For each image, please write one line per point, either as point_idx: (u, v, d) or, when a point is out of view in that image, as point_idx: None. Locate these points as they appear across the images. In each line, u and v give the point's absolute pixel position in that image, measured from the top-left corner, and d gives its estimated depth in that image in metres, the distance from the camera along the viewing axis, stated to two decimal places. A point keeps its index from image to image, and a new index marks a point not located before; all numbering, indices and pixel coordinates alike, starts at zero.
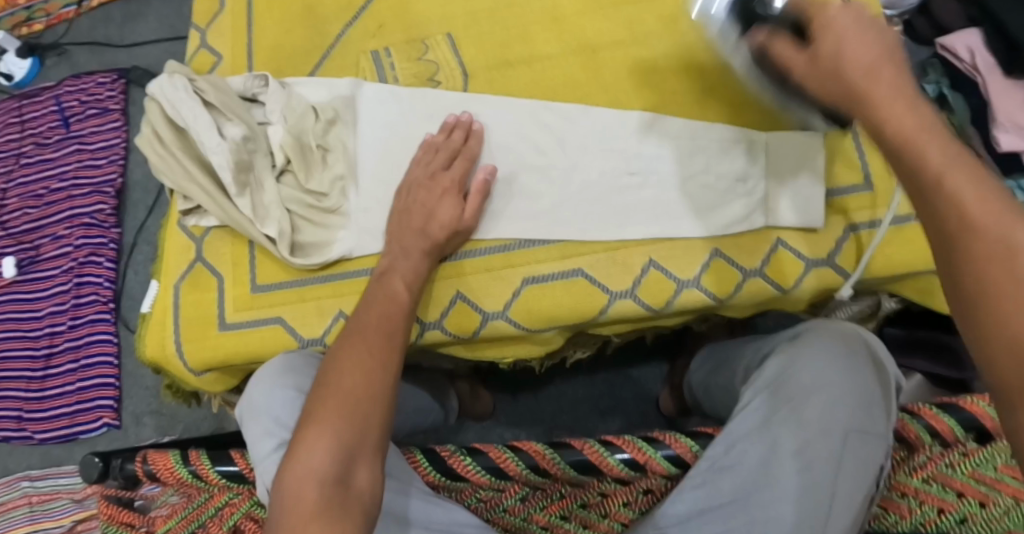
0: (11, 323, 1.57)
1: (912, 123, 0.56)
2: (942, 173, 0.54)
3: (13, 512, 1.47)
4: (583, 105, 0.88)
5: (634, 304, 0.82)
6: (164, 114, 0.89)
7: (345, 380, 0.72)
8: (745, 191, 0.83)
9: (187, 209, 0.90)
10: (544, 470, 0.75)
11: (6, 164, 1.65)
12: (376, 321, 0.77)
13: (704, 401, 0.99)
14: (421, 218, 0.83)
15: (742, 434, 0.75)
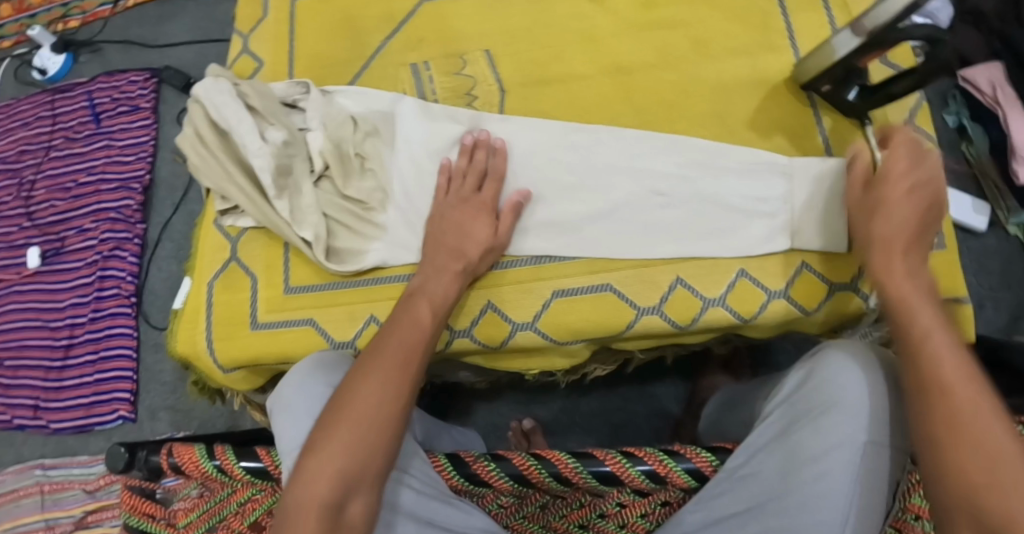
0: (33, 312, 1.60)
1: (910, 292, 0.74)
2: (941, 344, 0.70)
3: (25, 500, 1.50)
4: (614, 127, 0.90)
5: (661, 321, 0.85)
6: (207, 117, 0.91)
7: (358, 401, 0.74)
8: (771, 214, 0.86)
9: (224, 209, 0.93)
10: (566, 478, 0.77)
11: (36, 156, 1.69)
12: (398, 348, 0.77)
13: (716, 434, 1.00)
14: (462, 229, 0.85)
15: (761, 446, 0.79)
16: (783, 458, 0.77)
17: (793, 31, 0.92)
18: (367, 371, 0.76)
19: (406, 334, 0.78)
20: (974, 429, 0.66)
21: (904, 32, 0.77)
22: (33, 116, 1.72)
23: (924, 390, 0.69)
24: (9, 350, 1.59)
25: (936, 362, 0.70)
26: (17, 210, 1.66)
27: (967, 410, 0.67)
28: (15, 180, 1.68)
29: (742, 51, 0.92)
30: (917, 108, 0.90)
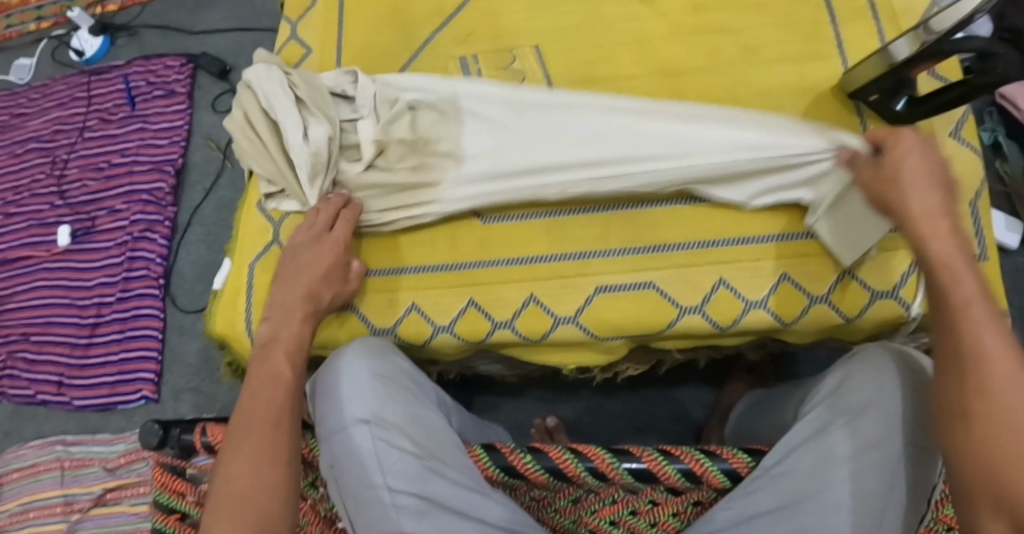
0: (61, 290, 1.61)
1: (948, 254, 0.71)
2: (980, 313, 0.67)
3: (45, 475, 1.50)
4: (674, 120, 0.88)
5: (702, 321, 0.86)
6: (258, 104, 0.93)
7: (236, 482, 0.73)
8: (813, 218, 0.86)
9: (268, 193, 0.94)
10: (601, 474, 0.78)
11: (70, 136, 1.70)
12: (264, 416, 0.76)
13: (745, 436, 1.01)
14: (309, 277, 0.86)
15: (795, 444, 0.79)
16: (817, 458, 0.77)
17: (841, 41, 0.93)
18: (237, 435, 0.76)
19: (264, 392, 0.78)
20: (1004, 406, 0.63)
21: (959, 44, 0.78)
22: (68, 96, 1.74)
23: (961, 371, 0.66)
24: (35, 327, 1.60)
25: (976, 338, 0.66)
26: (50, 188, 1.68)
27: (1007, 383, 0.64)
28: (48, 158, 1.70)
29: (790, 58, 0.93)
30: (964, 121, 0.90)
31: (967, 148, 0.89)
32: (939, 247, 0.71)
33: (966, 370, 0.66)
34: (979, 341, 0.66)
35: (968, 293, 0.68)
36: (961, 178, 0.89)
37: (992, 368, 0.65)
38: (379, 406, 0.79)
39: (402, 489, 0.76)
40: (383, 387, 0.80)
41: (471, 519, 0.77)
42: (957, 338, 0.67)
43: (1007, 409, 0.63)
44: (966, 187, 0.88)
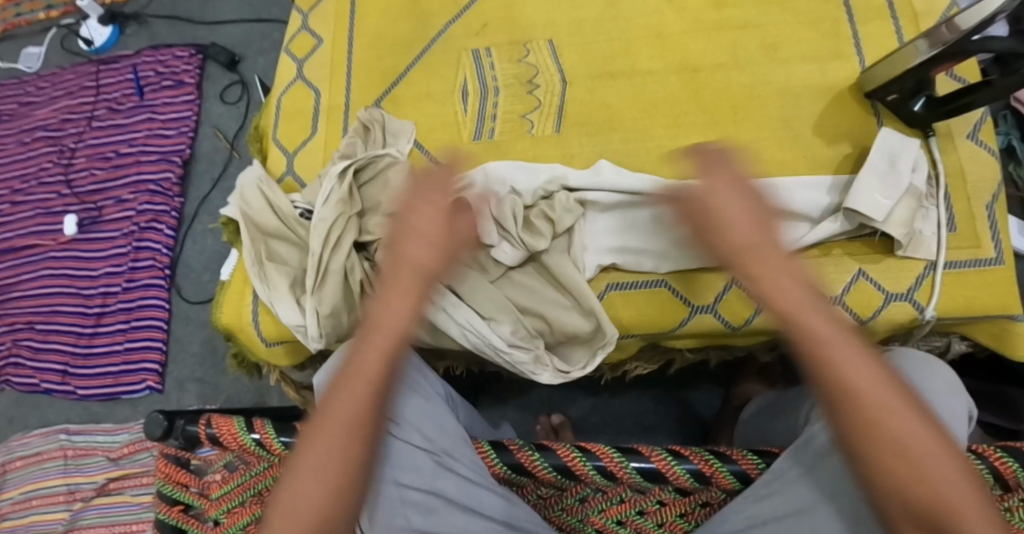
0: (67, 279, 1.61)
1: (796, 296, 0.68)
2: (844, 354, 0.66)
3: (48, 463, 1.50)
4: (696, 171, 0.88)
5: (713, 319, 0.87)
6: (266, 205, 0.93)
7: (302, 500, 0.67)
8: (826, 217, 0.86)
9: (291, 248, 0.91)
10: (611, 473, 0.79)
11: (78, 124, 1.70)
12: (350, 416, 0.69)
13: (754, 440, 1.01)
14: (399, 305, 0.73)
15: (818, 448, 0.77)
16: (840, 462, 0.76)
17: (859, 39, 0.93)
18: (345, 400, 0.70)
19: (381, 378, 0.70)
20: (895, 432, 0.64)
21: (982, 44, 0.78)
22: (77, 85, 1.74)
23: (843, 397, 0.65)
24: (40, 315, 1.60)
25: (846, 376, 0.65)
26: (57, 176, 1.68)
27: (896, 417, 0.64)
28: (56, 147, 1.70)
29: (807, 56, 0.93)
30: (980, 124, 0.90)
31: (984, 150, 0.88)
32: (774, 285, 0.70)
33: (882, 405, 0.64)
34: (850, 371, 0.65)
35: (828, 326, 0.67)
36: (980, 180, 0.88)
37: (884, 420, 0.64)
38: (395, 404, 0.79)
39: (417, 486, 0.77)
40: (399, 384, 0.79)
41: (486, 514, 0.78)
42: (854, 377, 0.65)
43: (907, 433, 0.63)
44: (984, 190, 0.87)
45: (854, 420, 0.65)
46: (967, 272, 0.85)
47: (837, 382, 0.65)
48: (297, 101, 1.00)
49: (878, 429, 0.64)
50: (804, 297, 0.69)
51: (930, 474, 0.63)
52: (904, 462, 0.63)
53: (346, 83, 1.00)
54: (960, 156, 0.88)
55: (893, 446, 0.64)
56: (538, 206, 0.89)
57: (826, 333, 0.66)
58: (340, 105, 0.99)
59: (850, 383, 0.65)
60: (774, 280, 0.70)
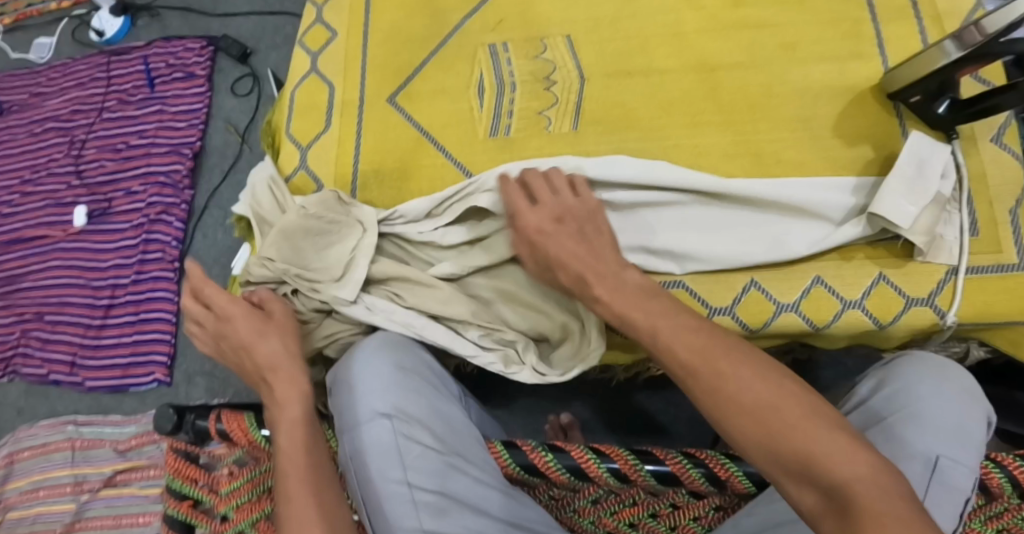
0: (76, 270, 1.61)
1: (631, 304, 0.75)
2: (735, 368, 0.68)
3: (55, 454, 1.50)
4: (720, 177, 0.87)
5: (731, 321, 0.85)
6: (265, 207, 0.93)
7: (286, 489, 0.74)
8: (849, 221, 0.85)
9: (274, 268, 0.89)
10: (625, 476, 0.78)
11: (89, 116, 1.70)
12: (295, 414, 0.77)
13: None
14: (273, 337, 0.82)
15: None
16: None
17: (881, 40, 0.92)
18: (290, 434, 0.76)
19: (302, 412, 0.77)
20: (812, 441, 0.64)
21: (1009, 46, 0.78)
22: (88, 76, 1.73)
23: (759, 416, 0.66)
24: (49, 306, 1.60)
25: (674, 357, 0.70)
26: (67, 167, 1.67)
27: (801, 426, 0.64)
28: (66, 138, 1.70)
29: (828, 56, 0.92)
30: (1004, 127, 0.89)
31: (1008, 154, 0.88)
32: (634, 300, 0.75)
33: (720, 380, 0.67)
34: (755, 386, 0.66)
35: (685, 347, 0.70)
36: (1003, 184, 0.87)
37: (789, 417, 0.65)
38: (401, 399, 0.78)
39: (420, 485, 0.75)
40: (405, 379, 0.79)
41: (491, 515, 0.76)
42: (747, 394, 0.66)
43: (826, 443, 0.63)
44: (1007, 194, 0.87)
45: (752, 437, 0.66)
46: (990, 278, 0.84)
47: (722, 398, 0.67)
48: (310, 94, 0.99)
49: (778, 432, 0.65)
50: (675, 319, 0.72)
51: (837, 466, 0.62)
52: (781, 452, 0.64)
53: (360, 77, 0.99)
54: (983, 160, 0.88)
55: (778, 438, 0.65)
56: None
57: (702, 365, 0.69)
58: (354, 99, 0.98)
59: (759, 400, 0.66)
60: (672, 331, 0.71)
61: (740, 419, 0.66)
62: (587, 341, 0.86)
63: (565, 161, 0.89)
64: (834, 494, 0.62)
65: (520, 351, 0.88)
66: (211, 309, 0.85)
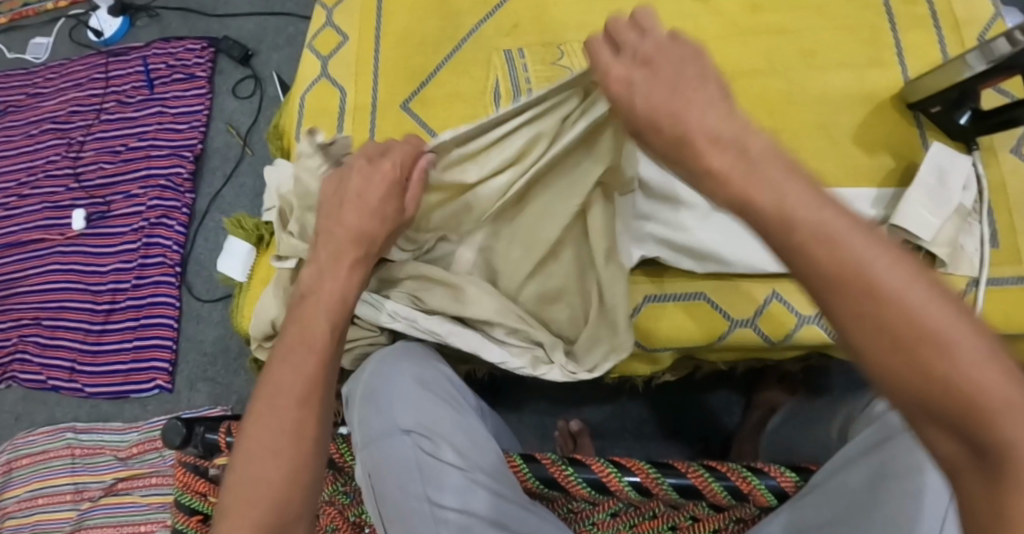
0: (75, 275, 1.59)
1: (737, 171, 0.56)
2: (861, 267, 0.51)
3: (55, 462, 1.48)
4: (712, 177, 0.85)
5: (752, 332, 0.87)
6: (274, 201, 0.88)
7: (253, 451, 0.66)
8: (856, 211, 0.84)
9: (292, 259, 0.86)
10: (645, 489, 0.78)
11: (87, 117, 1.67)
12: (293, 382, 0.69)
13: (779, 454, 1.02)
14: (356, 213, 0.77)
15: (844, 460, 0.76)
16: (873, 470, 0.73)
17: (901, 49, 0.92)
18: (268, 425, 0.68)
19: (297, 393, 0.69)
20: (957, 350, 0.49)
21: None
22: (85, 77, 1.71)
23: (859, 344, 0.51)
24: (48, 311, 1.58)
25: (812, 265, 0.52)
26: (65, 170, 1.65)
27: (939, 333, 0.49)
28: (63, 140, 1.67)
29: (849, 64, 0.91)
30: None
31: None
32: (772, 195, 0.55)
33: (872, 296, 0.50)
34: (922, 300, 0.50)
35: (798, 205, 0.54)
36: None
37: (930, 320, 0.49)
38: (422, 413, 0.76)
39: (442, 501, 0.73)
40: (426, 393, 0.78)
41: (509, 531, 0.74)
42: (908, 319, 0.50)
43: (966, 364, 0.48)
44: None
45: (892, 363, 0.50)
46: (1011, 289, 0.84)
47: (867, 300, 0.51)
48: (320, 99, 0.98)
49: (931, 366, 0.49)
50: (822, 211, 0.53)
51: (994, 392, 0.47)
52: (917, 365, 0.49)
53: (372, 82, 0.98)
54: (1003, 171, 0.88)
55: (911, 370, 0.49)
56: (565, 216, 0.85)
57: (857, 276, 0.51)
58: (367, 104, 0.96)
59: (842, 258, 0.51)
60: (799, 190, 0.54)
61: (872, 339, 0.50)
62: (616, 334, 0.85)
63: None
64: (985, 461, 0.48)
65: (548, 351, 0.88)
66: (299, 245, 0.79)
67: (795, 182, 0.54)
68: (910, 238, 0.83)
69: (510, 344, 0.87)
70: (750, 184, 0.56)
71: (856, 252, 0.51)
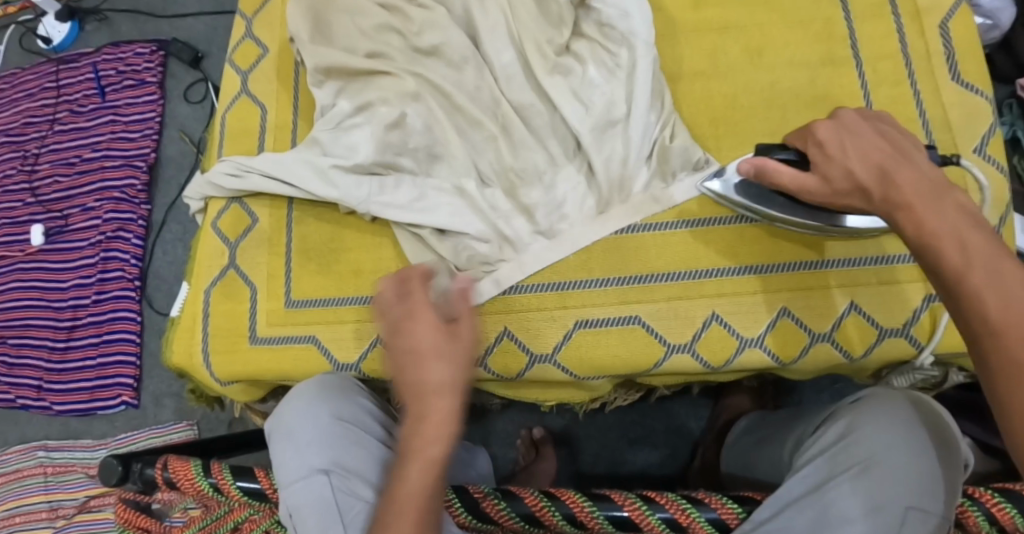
0: (35, 292, 1.55)
1: (934, 226, 0.63)
2: (982, 281, 0.59)
3: (28, 480, 1.46)
4: (580, 100, 0.88)
5: (692, 360, 0.82)
6: (232, 170, 0.90)
7: (406, 490, 0.68)
8: (619, 81, 0.87)
9: (327, 188, 0.87)
10: (580, 522, 0.75)
11: (40, 129, 1.63)
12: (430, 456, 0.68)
13: (738, 478, 0.97)
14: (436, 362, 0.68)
15: (789, 501, 0.73)
16: (816, 507, 0.71)
17: (855, 40, 0.89)
18: (410, 458, 0.68)
19: (451, 424, 0.68)
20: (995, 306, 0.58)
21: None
22: (37, 86, 1.67)
23: (947, 285, 0.62)
24: (12, 330, 1.54)
25: (943, 266, 0.62)
26: (21, 184, 1.61)
27: (962, 272, 0.61)
28: (19, 152, 1.63)
29: (798, 59, 0.89)
30: (988, 137, 0.85)
31: (992, 166, 0.84)
32: (935, 217, 0.64)
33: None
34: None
35: (963, 256, 0.61)
36: (986, 201, 0.83)
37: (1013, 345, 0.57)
38: (339, 451, 0.75)
39: None
40: (347, 434, 0.76)
41: None
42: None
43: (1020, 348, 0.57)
44: (991, 211, 0.83)
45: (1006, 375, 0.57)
46: None
47: (979, 318, 0.59)
48: (242, 119, 0.96)
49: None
50: (958, 221, 0.63)
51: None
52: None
53: (293, 101, 0.95)
54: (965, 174, 0.84)
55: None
56: (397, 131, 0.88)
57: (922, 238, 0.64)
58: (287, 122, 0.94)
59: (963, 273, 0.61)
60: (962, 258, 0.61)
61: (1007, 331, 0.57)
62: (428, 96, 0.89)
63: (428, 117, 0.89)
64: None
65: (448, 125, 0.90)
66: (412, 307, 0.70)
67: (954, 244, 0.62)
68: (852, 260, 0.82)
69: (409, 116, 0.88)
70: (942, 243, 0.63)
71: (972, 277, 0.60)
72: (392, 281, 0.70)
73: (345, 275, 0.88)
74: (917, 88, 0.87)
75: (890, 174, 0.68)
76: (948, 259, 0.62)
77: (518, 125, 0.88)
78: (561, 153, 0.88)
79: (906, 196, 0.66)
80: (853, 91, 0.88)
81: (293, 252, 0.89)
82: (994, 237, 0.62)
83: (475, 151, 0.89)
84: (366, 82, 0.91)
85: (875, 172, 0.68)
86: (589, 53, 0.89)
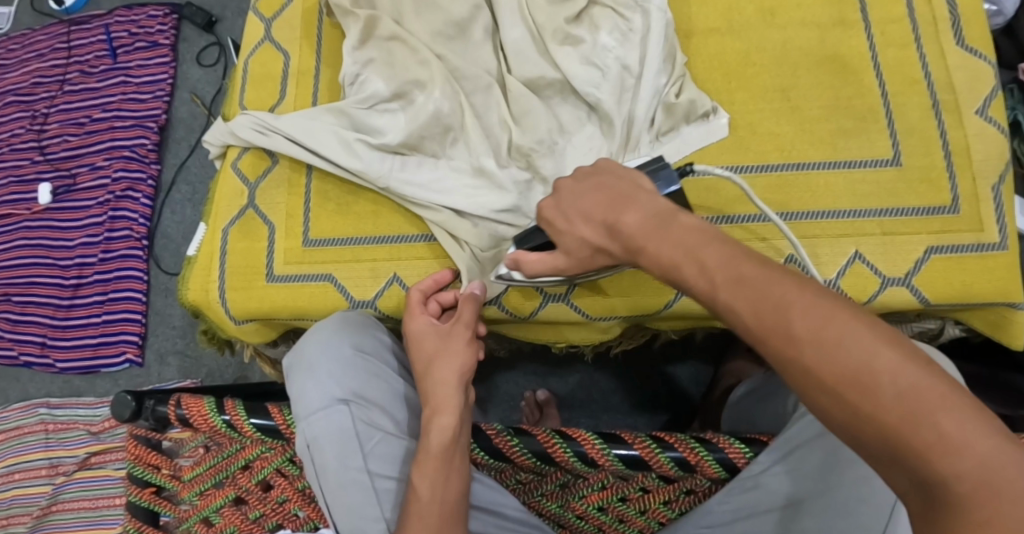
0: (41, 250, 1.55)
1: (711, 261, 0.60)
2: (787, 311, 0.55)
3: (29, 437, 1.46)
4: (598, 69, 0.89)
5: (701, 300, 0.85)
6: (256, 126, 0.91)
7: (424, 484, 0.69)
8: (629, 48, 0.89)
9: (355, 165, 0.88)
10: (590, 459, 0.77)
11: (49, 89, 1.64)
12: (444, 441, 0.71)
13: (744, 430, 0.98)
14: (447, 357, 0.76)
15: (802, 442, 0.74)
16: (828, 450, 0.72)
17: (864, 4, 0.92)
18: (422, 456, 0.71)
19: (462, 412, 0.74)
20: (809, 331, 0.54)
21: None
22: (48, 47, 1.68)
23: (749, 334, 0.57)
24: (17, 287, 1.55)
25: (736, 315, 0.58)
26: (30, 143, 1.62)
27: (750, 307, 0.57)
28: (28, 112, 1.64)
29: (810, 21, 0.92)
30: (990, 100, 0.88)
31: (992, 126, 0.87)
32: (667, 251, 0.64)
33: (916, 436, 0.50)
34: (865, 352, 0.53)
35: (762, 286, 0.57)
36: (986, 160, 0.86)
37: (855, 373, 0.52)
38: (358, 385, 0.76)
39: (383, 472, 0.73)
40: (363, 365, 0.77)
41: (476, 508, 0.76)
42: (827, 360, 0.53)
43: (870, 367, 0.52)
44: (990, 169, 0.86)
45: (801, 375, 0.55)
46: (969, 258, 0.83)
47: (789, 341, 0.55)
48: (264, 64, 0.98)
49: (829, 375, 0.53)
50: (690, 243, 0.62)
51: (882, 388, 0.52)
52: (883, 409, 0.51)
53: (315, 47, 0.97)
54: (968, 133, 0.87)
55: (882, 405, 0.51)
56: (420, 106, 0.89)
57: (734, 284, 0.58)
58: (310, 68, 0.96)
59: (766, 304, 0.56)
60: (750, 298, 0.57)
61: (768, 336, 0.56)
62: (451, 61, 0.91)
63: (445, 85, 0.89)
64: (926, 487, 0.50)
65: (468, 92, 0.91)
66: (432, 325, 0.79)
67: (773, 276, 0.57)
68: (853, 213, 0.85)
69: (431, 90, 0.89)
70: (748, 285, 0.58)
71: (753, 314, 0.57)
72: (421, 290, 0.83)
73: (363, 213, 0.90)
74: (923, 52, 0.90)
75: (619, 224, 0.68)
76: (729, 306, 0.58)
77: (530, 100, 0.89)
78: (572, 123, 0.89)
79: (638, 244, 0.66)
80: (862, 53, 0.90)
81: (311, 195, 0.91)
82: (724, 242, 0.61)
83: (488, 125, 0.90)
84: (395, 55, 0.91)
85: (603, 231, 0.69)
86: (604, 19, 0.90)
